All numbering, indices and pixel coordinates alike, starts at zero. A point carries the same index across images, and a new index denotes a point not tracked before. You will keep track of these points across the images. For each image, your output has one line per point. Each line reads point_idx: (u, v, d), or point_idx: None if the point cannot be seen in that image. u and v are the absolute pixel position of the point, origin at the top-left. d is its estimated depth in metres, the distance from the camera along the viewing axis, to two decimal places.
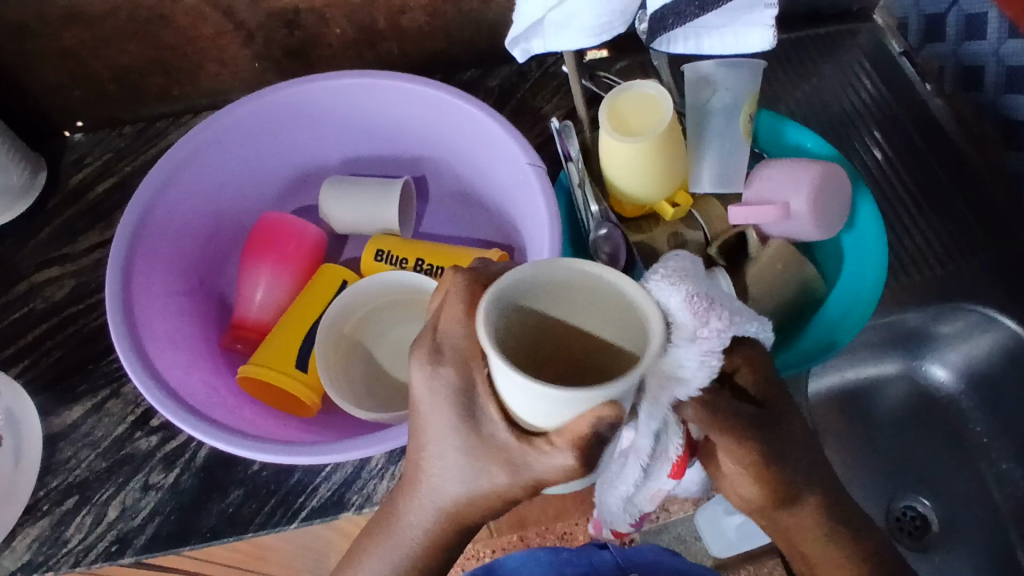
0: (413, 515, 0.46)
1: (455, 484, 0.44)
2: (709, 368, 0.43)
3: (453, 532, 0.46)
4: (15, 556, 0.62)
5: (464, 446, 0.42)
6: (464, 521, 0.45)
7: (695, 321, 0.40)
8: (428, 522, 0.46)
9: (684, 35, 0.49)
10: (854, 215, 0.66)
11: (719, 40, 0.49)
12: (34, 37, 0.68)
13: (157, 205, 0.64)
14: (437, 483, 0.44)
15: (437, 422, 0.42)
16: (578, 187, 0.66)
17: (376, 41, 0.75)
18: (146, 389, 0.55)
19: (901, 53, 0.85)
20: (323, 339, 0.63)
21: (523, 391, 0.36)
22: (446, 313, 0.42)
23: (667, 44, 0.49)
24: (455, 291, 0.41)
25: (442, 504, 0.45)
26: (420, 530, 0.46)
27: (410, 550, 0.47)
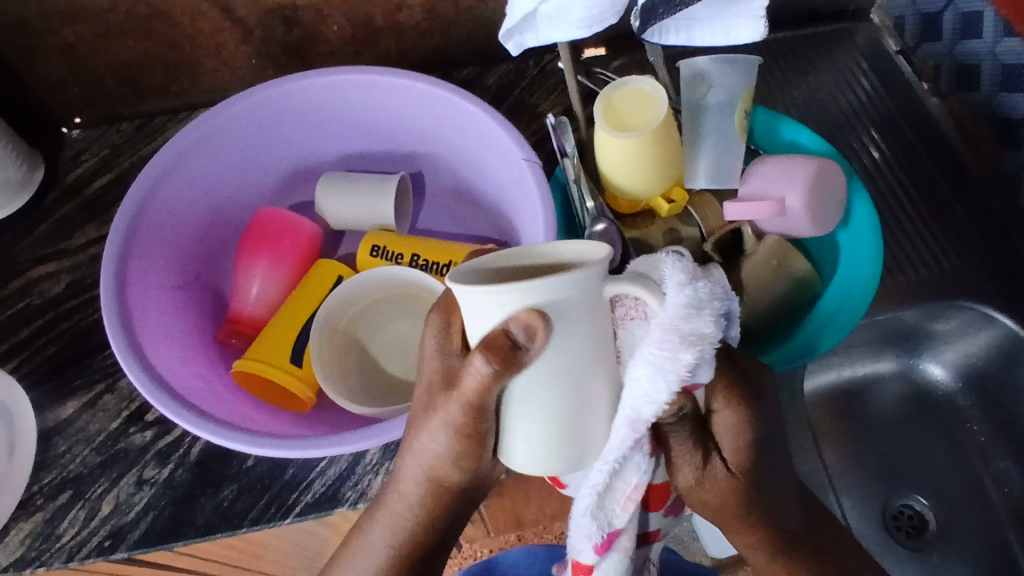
0: (409, 478, 0.48)
1: (433, 431, 0.45)
2: (716, 319, 0.42)
3: (437, 490, 0.48)
4: (7, 552, 0.62)
5: (432, 380, 0.45)
6: (447, 480, 0.47)
7: (693, 272, 0.42)
8: (416, 478, 0.48)
9: (674, 26, 0.49)
10: (849, 213, 0.66)
11: (711, 33, 0.49)
12: (33, 32, 0.68)
13: (153, 198, 0.64)
14: (421, 435, 0.46)
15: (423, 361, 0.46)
16: (573, 183, 0.66)
17: (374, 39, 0.76)
18: (141, 383, 0.55)
19: (897, 52, 0.85)
20: (318, 334, 0.64)
21: (469, 305, 0.39)
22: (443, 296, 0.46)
23: (659, 36, 0.49)
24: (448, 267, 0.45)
25: (424, 457, 0.47)
26: (409, 488, 0.48)
27: (404, 514, 0.49)
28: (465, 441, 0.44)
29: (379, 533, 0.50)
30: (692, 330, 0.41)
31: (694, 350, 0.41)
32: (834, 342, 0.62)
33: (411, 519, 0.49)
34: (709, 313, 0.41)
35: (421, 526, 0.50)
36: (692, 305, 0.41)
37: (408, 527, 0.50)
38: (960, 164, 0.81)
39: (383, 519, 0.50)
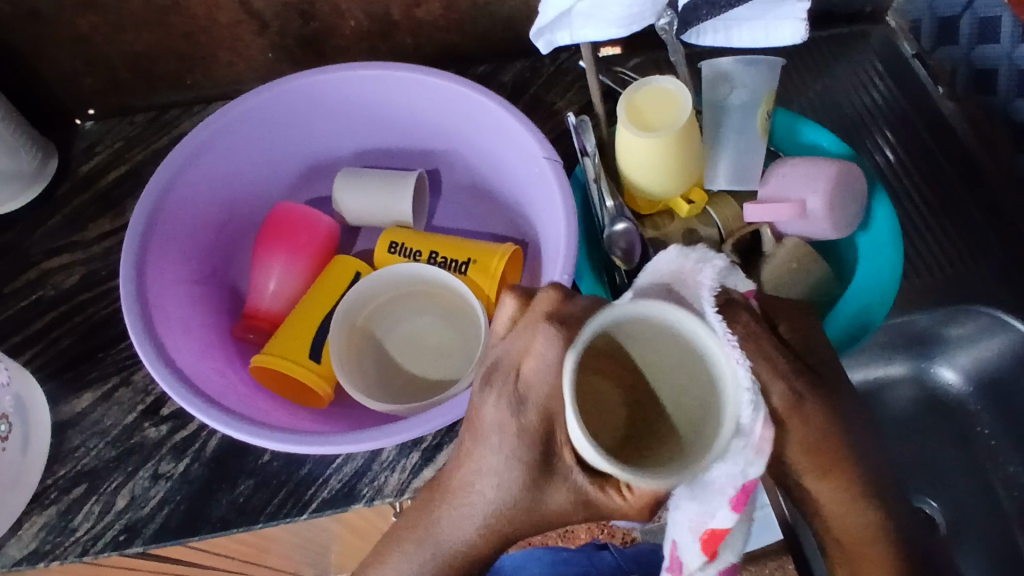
0: (455, 534, 0.45)
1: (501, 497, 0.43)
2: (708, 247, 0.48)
3: (495, 545, 0.45)
4: (21, 545, 0.62)
5: (519, 451, 0.42)
6: (506, 532, 0.44)
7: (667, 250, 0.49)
8: (477, 531, 0.44)
9: (713, 28, 0.53)
10: (869, 216, 0.66)
11: (749, 32, 0.53)
12: (49, 22, 0.68)
13: (172, 192, 0.63)
14: (485, 500, 0.44)
15: (499, 442, 0.43)
16: (594, 182, 0.66)
17: (391, 33, 0.75)
18: (160, 375, 0.55)
19: (913, 55, 0.85)
20: (336, 330, 0.64)
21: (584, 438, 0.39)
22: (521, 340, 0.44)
23: (697, 37, 0.53)
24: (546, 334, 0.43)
25: (488, 512, 0.43)
26: (463, 544, 0.45)
27: (451, 562, 0.45)
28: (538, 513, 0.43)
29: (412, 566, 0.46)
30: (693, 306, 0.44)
31: (707, 266, 0.46)
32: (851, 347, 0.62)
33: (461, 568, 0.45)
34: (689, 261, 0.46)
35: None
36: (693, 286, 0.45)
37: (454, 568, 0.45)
38: (976, 169, 0.81)
39: (419, 549, 0.46)
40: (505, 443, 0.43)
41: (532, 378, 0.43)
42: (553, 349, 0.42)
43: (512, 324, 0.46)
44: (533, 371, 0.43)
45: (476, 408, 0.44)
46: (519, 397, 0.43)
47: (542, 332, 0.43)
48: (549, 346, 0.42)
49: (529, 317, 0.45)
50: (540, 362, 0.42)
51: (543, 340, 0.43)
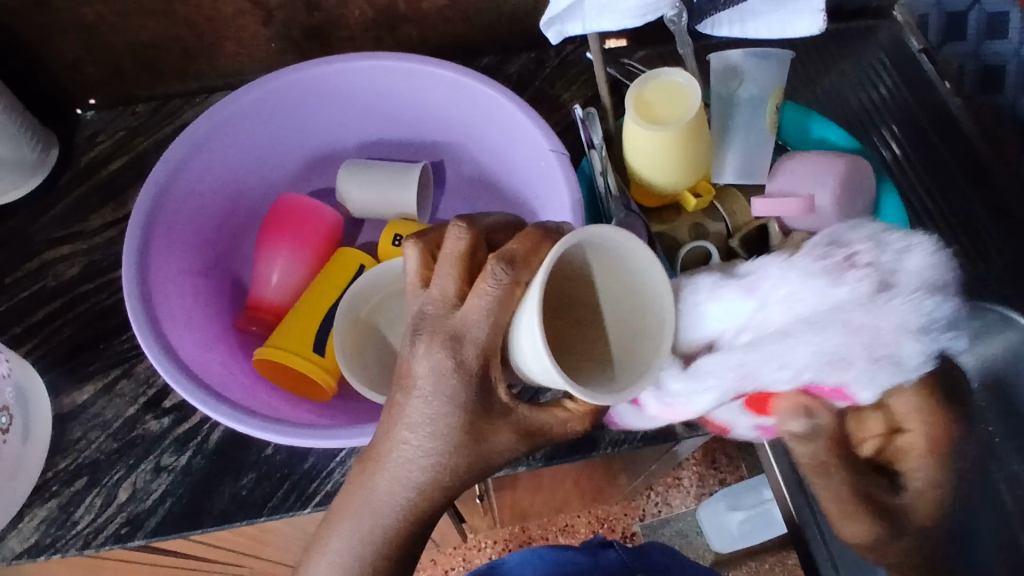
0: (387, 494, 0.44)
1: (433, 454, 0.43)
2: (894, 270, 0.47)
3: (431, 509, 0.45)
4: (21, 538, 0.61)
5: (454, 403, 0.42)
6: (442, 486, 0.44)
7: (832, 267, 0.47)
8: (414, 481, 0.44)
9: (729, 19, 0.53)
10: (878, 211, 0.65)
11: (765, 26, 0.53)
12: (52, 10, 0.67)
13: (175, 182, 0.63)
14: (411, 458, 0.43)
15: (427, 398, 0.42)
16: (600, 175, 0.65)
17: (397, 24, 0.75)
18: (164, 367, 0.55)
19: (919, 50, 0.82)
20: (340, 322, 0.63)
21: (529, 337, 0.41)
22: (438, 281, 0.43)
23: (713, 27, 0.54)
24: (455, 247, 0.42)
25: (421, 472, 0.43)
26: (398, 500, 0.44)
27: (389, 526, 0.45)
28: (479, 449, 0.43)
29: (350, 534, 0.45)
30: (898, 357, 0.48)
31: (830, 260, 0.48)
32: None
33: (398, 530, 0.45)
34: (843, 227, 0.50)
35: (411, 536, 0.45)
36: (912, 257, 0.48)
37: (391, 531, 0.45)
38: (984, 169, 0.80)
39: (356, 518, 0.45)
40: (444, 394, 0.42)
41: (472, 321, 0.41)
42: (498, 289, 0.40)
43: (423, 284, 0.44)
44: (472, 313, 0.41)
45: (406, 363, 0.43)
46: (456, 339, 0.41)
47: (488, 272, 0.40)
48: (491, 291, 0.40)
49: (437, 269, 0.43)
50: (483, 305, 0.40)
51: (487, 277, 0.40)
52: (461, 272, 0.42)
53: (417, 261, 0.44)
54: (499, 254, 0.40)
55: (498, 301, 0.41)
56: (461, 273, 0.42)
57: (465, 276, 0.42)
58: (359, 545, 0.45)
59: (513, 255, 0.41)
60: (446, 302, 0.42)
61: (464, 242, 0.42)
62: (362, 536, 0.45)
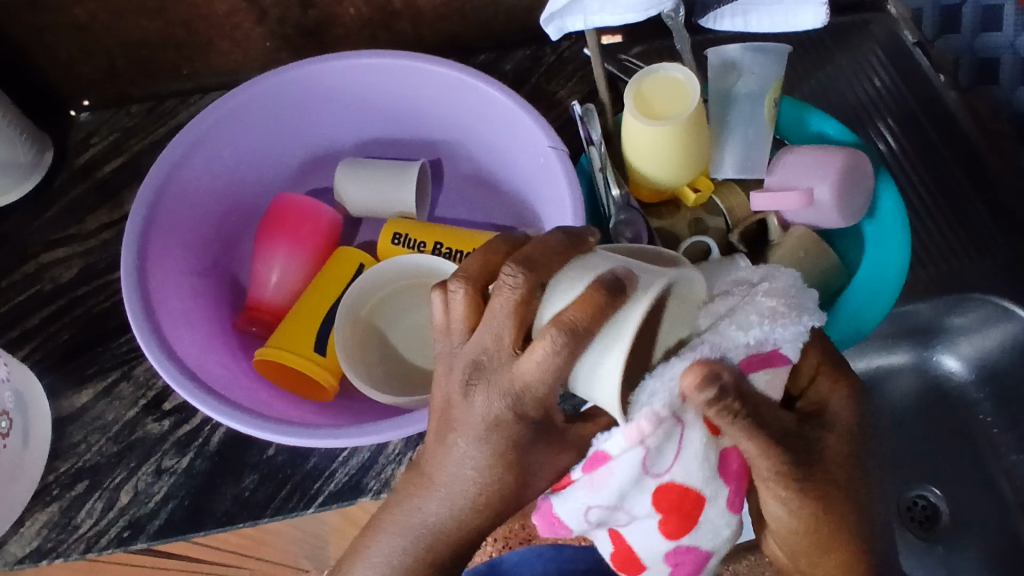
0: (431, 512, 0.45)
1: (474, 478, 0.43)
2: (760, 306, 0.45)
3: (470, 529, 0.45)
4: (22, 543, 0.61)
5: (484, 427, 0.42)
6: (494, 506, 0.44)
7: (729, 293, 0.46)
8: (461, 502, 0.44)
9: (731, 13, 0.54)
10: (876, 204, 0.66)
11: (768, 18, 0.54)
12: (45, 10, 0.66)
13: (173, 181, 0.62)
14: (455, 479, 0.44)
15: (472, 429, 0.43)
16: (600, 171, 0.65)
17: (391, 21, 0.74)
18: (164, 368, 0.54)
19: (914, 43, 0.82)
20: (341, 320, 0.63)
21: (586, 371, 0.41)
22: (488, 326, 0.42)
23: (715, 21, 0.55)
24: (505, 296, 0.41)
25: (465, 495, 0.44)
26: (449, 519, 0.45)
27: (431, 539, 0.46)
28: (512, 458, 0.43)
29: (396, 548, 0.46)
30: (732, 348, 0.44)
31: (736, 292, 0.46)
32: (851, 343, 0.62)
33: (447, 544, 0.46)
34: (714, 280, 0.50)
35: (458, 549, 0.46)
36: (755, 304, 0.45)
37: (438, 546, 0.46)
38: (980, 160, 0.80)
39: (399, 532, 0.46)
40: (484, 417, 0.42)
41: (529, 377, 0.40)
42: (555, 355, 0.39)
43: (468, 328, 0.43)
44: (527, 369, 0.40)
45: (458, 406, 0.43)
46: (515, 393, 0.41)
47: (546, 337, 0.39)
48: (550, 356, 0.39)
49: (491, 316, 0.41)
50: (540, 363, 0.40)
51: (547, 345, 0.39)
52: (518, 321, 0.41)
53: (466, 300, 0.43)
54: (559, 322, 0.39)
55: (556, 364, 0.40)
56: (517, 322, 0.41)
57: (522, 324, 0.41)
58: (400, 557, 0.46)
59: (574, 325, 0.39)
60: (502, 349, 0.41)
61: (521, 293, 0.41)
62: (407, 548, 0.46)
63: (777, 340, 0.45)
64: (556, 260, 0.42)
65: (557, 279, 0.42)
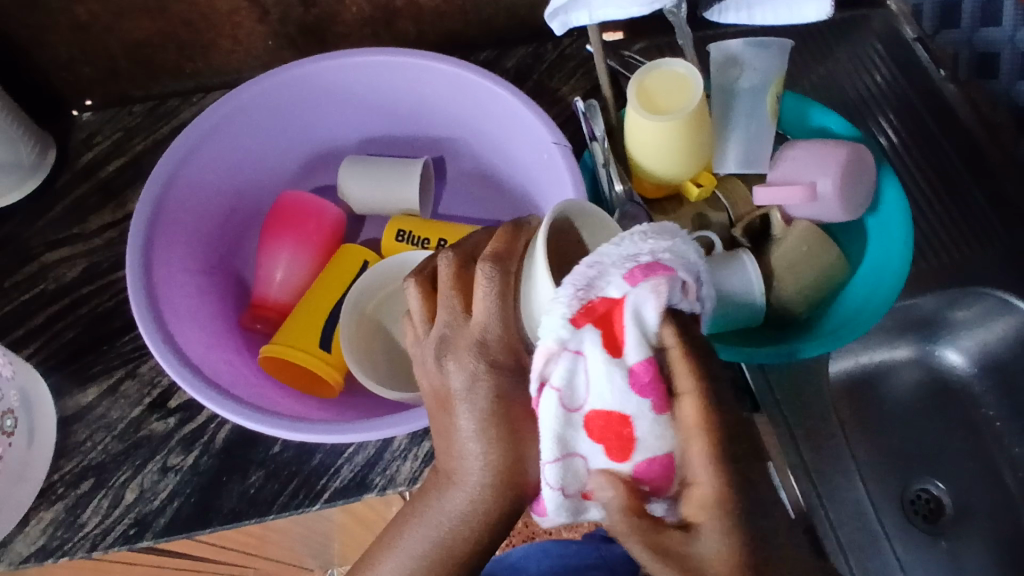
0: (444, 510, 0.44)
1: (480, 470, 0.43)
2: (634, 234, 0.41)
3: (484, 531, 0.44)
4: (28, 542, 0.61)
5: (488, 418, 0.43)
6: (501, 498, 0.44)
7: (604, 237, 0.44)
8: (484, 490, 0.43)
9: (735, 7, 0.55)
10: (880, 198, 0.66)
11: (771, 11, 0.54)
12: (47, 10, 0.66)
13: (178, 179, 0.62)
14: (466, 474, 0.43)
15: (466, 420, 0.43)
16: (602, 167, 0.66)
17: (393, 19, 0.74)
18: (171, 367, 0.54)
19: (915, 38, 0.83)
20: (346, 318, 0.63)
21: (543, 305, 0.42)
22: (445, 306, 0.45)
23: (720, 15, 0.55)
24: (445, 267, 0.46)
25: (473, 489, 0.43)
26: (463, 520, 0.44)
27: (445, 540, 0.44)
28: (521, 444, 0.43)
29: (418, 540, 0.45)
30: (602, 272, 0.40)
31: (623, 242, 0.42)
32: (854, 336, 0.61)
33: (469, 538, 0.44)
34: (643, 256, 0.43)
35: (479, 543, 0.44)
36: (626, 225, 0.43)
37: (458, 539, 0.44)
38: (981, 153, 0.81)
39: (414, 532, 0.46)
40: (485, 396, 0.43)
41: (483, 319, 0.43)
42: (492, 285, 0.43)
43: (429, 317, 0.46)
44: (479, 313, 0.43)
45: (441, 384, 0.44)
46: (479, 342, 0.43)
47: (479, 274, 0.43)
48: (488, 287, 0.43)
49: (440, 294, 0.45)
50: (484, 300, 0.43)
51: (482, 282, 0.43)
52: (462, 289, 0.45)
53: (420, 293, 0.47)
54: (485, 258, 0.43)
55: (497, 293, 0.43)
56: (461, 290, 0.45)
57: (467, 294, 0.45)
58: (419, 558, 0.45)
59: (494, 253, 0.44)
60: (459, 317, 0.44)
61: (456, 262, 0.46)
62: (426, 541, 0.45)
63: (654, 253, 0.40)
64: (481, 245, 0.48)
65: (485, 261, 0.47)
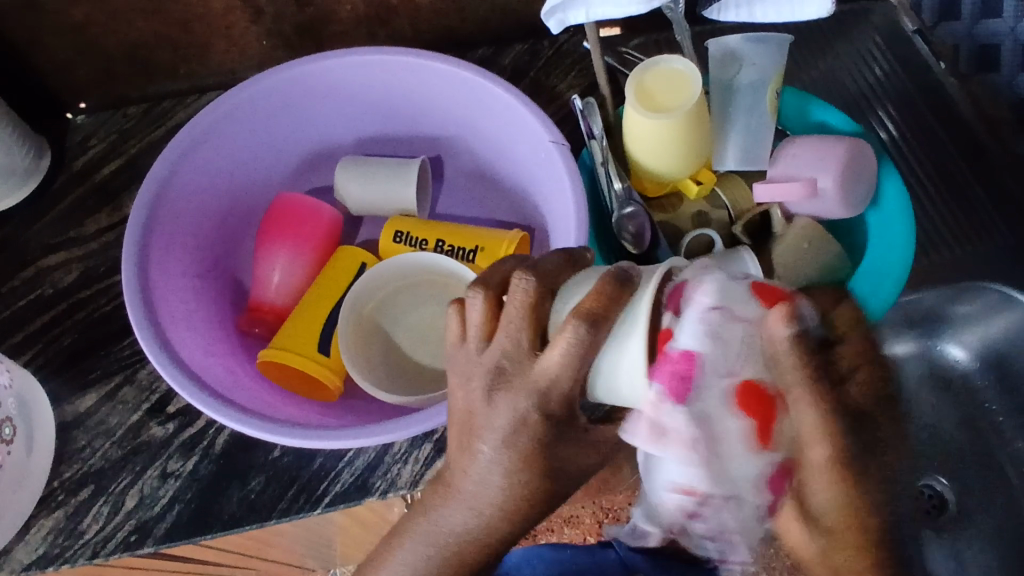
0: (451, 522, 0.44)
1: (496, 483, 0.43)
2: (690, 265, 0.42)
3: (497, 539, 0.44)
4: (29, 549, 0.61)
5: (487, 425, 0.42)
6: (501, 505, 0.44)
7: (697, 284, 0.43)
8: (493, 497, 0.43)
9: (735, 4, 0.54)
10: (880, 194, 0.65)
11: (772, 8, 0.53)
12: (39, 13, 0.65)
13: (172, 181, 0.62)
14: (481, 485, 0.43)
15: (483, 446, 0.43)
16: (601, 165, 0.65)
17: (388, 18, 0.73)
18: (167, 371, 0.54)
19: (915, 31, 0.81)
20: (345, 319, 0.63)
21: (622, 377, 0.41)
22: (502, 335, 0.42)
23: (720, 13, 0.55)
24: (516, 295, 0.41)
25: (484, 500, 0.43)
26: (476, 526, 0.44)
27: (454, 548, 0.44)
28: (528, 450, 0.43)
29: (423, 554, 0.45)
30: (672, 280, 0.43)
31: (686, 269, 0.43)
32: None
33: (476, 552, 0.45)
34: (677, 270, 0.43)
35: (488, 557, 0.45)
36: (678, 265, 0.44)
37: (469, 548, 0.44)
38: (980, 146, 0.80)
39: (420, 540, 0.45)
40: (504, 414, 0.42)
41: (553, 372, 0.40)
42: (577, 345, 0.39)
43: (487, 337, 0.43)
44: (550, 364, 0.40)
45: (483, 412, 0.42)
46: (539, 389, 0.41)
47: (566, 331, 0.39)
48: (570, 347, 0.39)
49: (508, 321, 0.42)
50: (558, 354, 0.39)
51: (565, 337, 0.39)
52: (531, 323, 0.41)
53: (483, 310, 0.43)
54: (574, 312, 0.39)
55: (578, 355, 0.39)
56: (530, 324, 0.41)
57: (537, 328, 0.41)
58: (426, 565, 0.45)
59: (586, 310, 0.39)
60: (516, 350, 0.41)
61: (534, 294, 0.41)
62: (438, 553, 0.45)
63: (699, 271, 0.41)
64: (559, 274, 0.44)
65: (566, 288, 0.43)
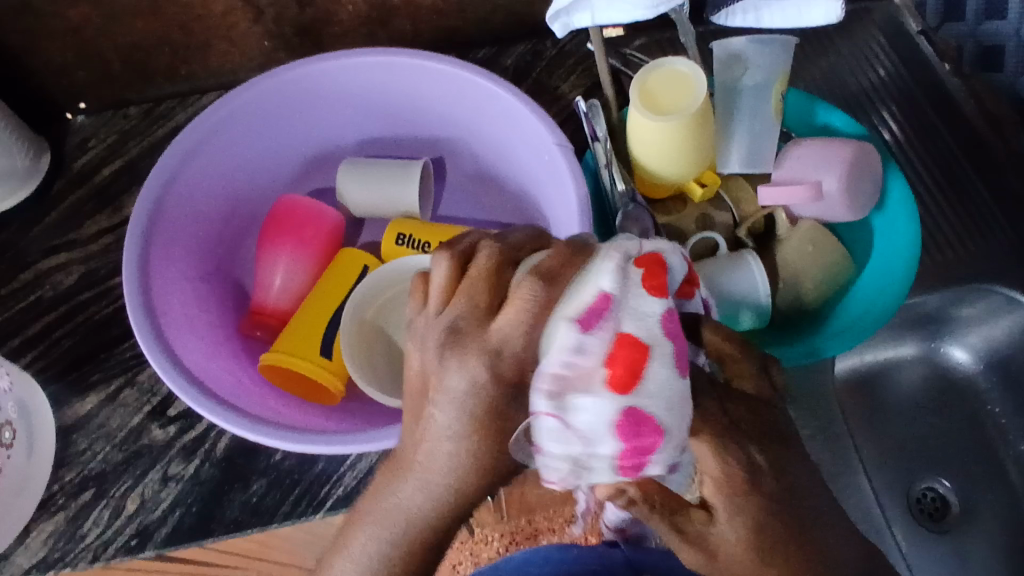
0: (401, 499, 0.42)
1: (447, 456, 0.40)
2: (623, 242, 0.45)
3: (446, 519, 0.42)
4: (29, 554, 0.61)
5: None
6: None
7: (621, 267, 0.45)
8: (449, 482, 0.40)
9: (743, 9, 0.54)
10: (885, 196, 0.65)
11: (779, 12, 0.53)
12: (37, 14, 0.65)
13: (173, 185, 0.61)
14: (429, 456, 0.41)
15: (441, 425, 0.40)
16: (605, 167, 0.65)
17: (389, 18, 0.73)
18: (169, 377, 0.54)
19: (918, 31, 0.82)
20: (346, 325, 0.62)
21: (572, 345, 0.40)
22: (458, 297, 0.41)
23: (727, 18, 0.54)
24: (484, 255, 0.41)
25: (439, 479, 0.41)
26: (425, 505, 0.41)
27: (404, 529, 0.42)
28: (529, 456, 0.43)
29: (376, 533, 0.42)
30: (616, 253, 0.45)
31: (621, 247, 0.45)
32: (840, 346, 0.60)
33: (429, 532, 0.42)
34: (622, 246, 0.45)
35: (444, 538, 0.42)
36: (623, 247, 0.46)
37: (417, 528, 0.42)
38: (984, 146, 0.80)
39: (374, 521, 0.42)
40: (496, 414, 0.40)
41: (505, 334, 0.39)
42: (532, 306, 0.39)
43: (445, 301, 0.41)
44: (505, 326, 0.39)
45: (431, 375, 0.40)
46: (494, 353, 0.39)
47: (524, 288, 0.40)
48: (527, 306, 0.39)
49: (467, 282, 0.41)
50: (515, 316, 0.39)
51: (525, 294, 0.39)
52: (492, 287, 0.41)
53: (448, 269, 0.41)
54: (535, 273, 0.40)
55: (532, 317, 0.39)
56: (489, 289, 0.40)
57: (496, 294, 0.41)
58: (378, 549, 0.42)
59: (546, 276, 0.40)
60: (475, 315, 0.40)
61: (496, 260, 0.41)
62: (388, 536, 0.42)
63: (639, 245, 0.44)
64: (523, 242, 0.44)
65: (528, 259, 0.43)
